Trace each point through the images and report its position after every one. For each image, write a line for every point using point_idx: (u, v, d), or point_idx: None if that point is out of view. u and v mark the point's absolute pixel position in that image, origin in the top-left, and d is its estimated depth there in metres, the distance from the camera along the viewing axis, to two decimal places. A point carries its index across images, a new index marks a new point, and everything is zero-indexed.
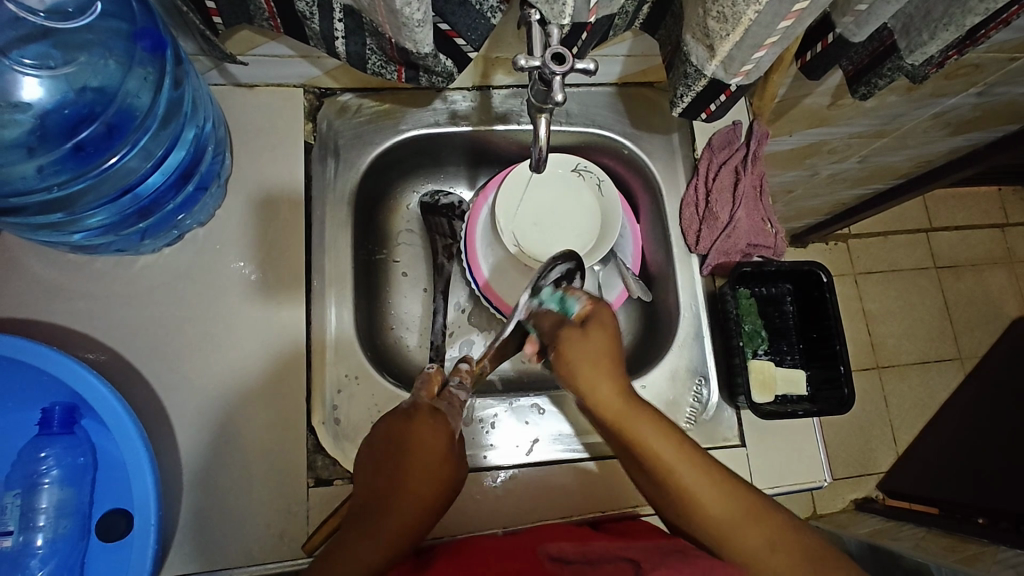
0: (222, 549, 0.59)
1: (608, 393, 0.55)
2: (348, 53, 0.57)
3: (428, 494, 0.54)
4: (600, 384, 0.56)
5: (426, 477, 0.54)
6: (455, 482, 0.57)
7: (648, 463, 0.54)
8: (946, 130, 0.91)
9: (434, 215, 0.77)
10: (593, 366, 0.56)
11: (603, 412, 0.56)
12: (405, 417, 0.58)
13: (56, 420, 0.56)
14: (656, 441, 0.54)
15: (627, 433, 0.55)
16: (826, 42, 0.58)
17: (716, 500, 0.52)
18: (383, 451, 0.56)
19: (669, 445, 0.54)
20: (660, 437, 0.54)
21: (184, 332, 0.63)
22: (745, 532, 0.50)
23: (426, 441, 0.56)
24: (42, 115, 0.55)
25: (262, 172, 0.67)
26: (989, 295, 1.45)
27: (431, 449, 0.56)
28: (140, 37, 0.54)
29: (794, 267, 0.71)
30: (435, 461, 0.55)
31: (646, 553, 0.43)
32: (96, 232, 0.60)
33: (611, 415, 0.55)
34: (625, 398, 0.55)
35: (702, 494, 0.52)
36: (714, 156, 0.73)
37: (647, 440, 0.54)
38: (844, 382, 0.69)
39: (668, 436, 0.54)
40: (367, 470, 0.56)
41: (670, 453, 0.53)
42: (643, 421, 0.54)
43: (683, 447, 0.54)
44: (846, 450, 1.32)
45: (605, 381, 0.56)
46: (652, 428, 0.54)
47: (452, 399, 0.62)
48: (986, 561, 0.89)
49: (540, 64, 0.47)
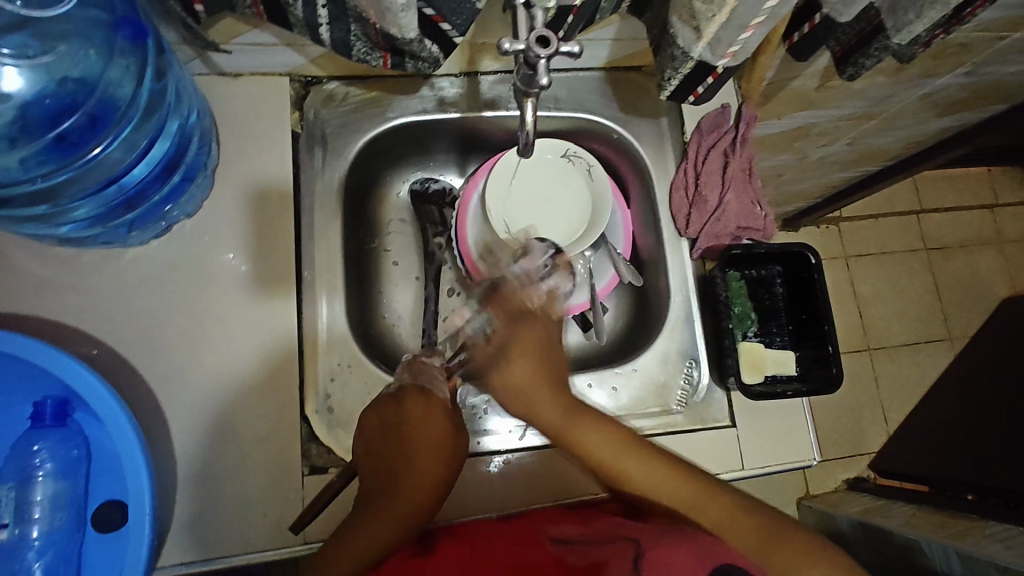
0: (218, 538, 0.59)
1: (548, 409, 0.57)
2: (333, 40, 0.57)
3: (434, 473, 0.56)
4: (536, 400, 0.57)
5: (427, 458, 0.57)
6: (459, 451, 0.59)
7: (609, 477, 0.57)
8: (935, 111, 0.91)
9: (424, 204, 0.78)
10: (529, 386, 0.57)
11: (550, 427, 0.57)
12: (392, 400, 0.61)
13: (49, 413, 0.54)
14: (604, 442, 0.56)
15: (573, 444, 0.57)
16: (813, 23, 0.59)
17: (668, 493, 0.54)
18: (387, 442, 0.58)
19: (612, 447, 0.56)
20: (602, 444, 0.56)
21: (175, 324, 0.62)
22: (704, 515, 0.52)
23: (425, 418, 0.59)
24: (23, 106, 0.55)
25: (250, 163, 0.67)
26: (978, 275, 1.47)
27: (433, 432, 0.58)
28: (119, 26, 0.54)
29: (783, 249, 0.72)
30: (437, 438, 0.58)
31: (642, 531, 0.51)
32: (83, 224, 0.59)
33: (552, 428, 0.57)
34: (567, 409, 0.57)
35: (650, 480, 0.55)
36: (703, 139, 0.73)
37: (597, 444, 0.56)
38: (833, 360, 0.70)
39: (609, 431, 0.57)
40: (371, 457, 0.58)
41: (619, 458, 0.55)
42: (580, 430, 0.56)
43: (627, 438, 0.56)
44: (838, 431, 1.35)
45: (541, 395, 0.57)
46: (596, 436, 0.56)
47: (433, 370, 0.64)
48: (974, 535, 0.91)
49: (525, 47, 0.46)
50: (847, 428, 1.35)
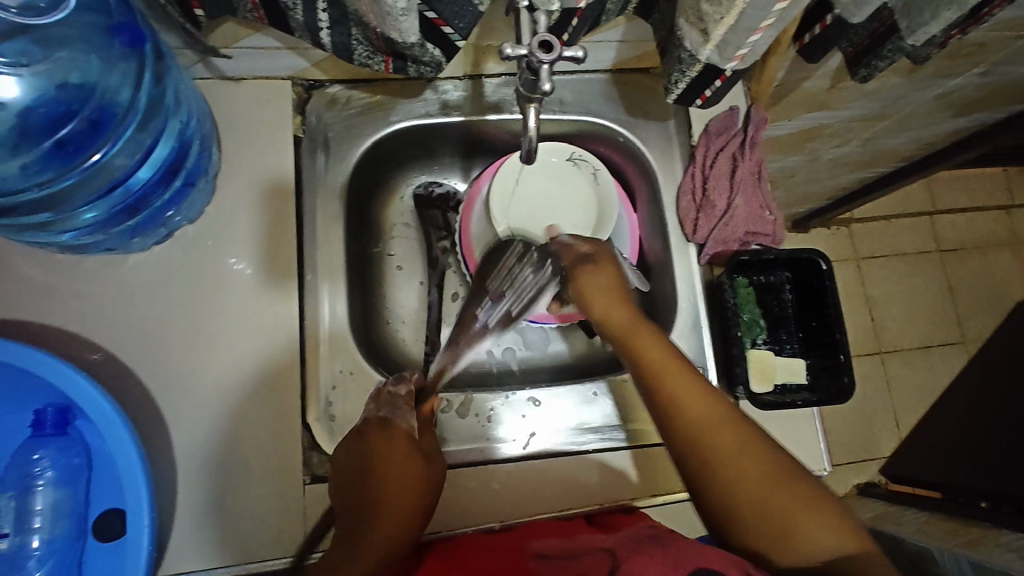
0: (217, 548, 0.59)
1: (618, 315, 0.56)
2: (334, 44, 0.56)
3: (408, 500, 0.55)
4: (613, 308, 0.56)
5: (402, 488, 0.55)
6: (434, 475, 0.57)
7: (674, 421, 0.51)
8: (950, 111, 0.89)
9: (429, 207, 0.77)
10: (609, 289, 0.57)
11: (614, 335, 0.56)
12: (359, 434, 0.58)
13: (49, 421, 0.55)
14: (663, 356, 0.53)
15: (642, 360, 0.53)
16: (824, 23, 0.58)
17: (701, 418, 0.50)
18: (356, 478, 0.56)
19: (686, 384, 0.52)
20: (667, 359, 0.53)
21: (175, 331, 0.62)
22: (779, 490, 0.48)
23: (391, 447, 0.57)
24: (22, 114, 0.55)
25: (251, 168, 0.66)
26: (994, 277, 1.44)
27: (404, 460, 0.56)
28: (116, 32, 0.53)
29: (793, 254, 0.70)
30: (405, 464, 0.56)
31: (622, 543, 0.47)
32: (86, 231, 0.59)
33: (619, 335, 0.55)
34: (637, 321, 0.55)
35: (716, 423, 0.50)
36: (711, 143, 0.72)
37: (654, 357, 0.53)
38: (844, 369, 0.68)
39: (668, 352, 0.54)
40: (343, 490, 0.56)
41: (692, 393, 0.51)
42: (649, 343, 0.54)
43: (683, 360, 0.53)
44: (848, 435, 1.33)
45: (616, 303, 0.56)
46: (664, 352, 0.53)
47: (398, 401, 0.61)
48: (988, 545, 0.89)
49: (527, 52, 0.46)
50: (858, 433, 1.33)
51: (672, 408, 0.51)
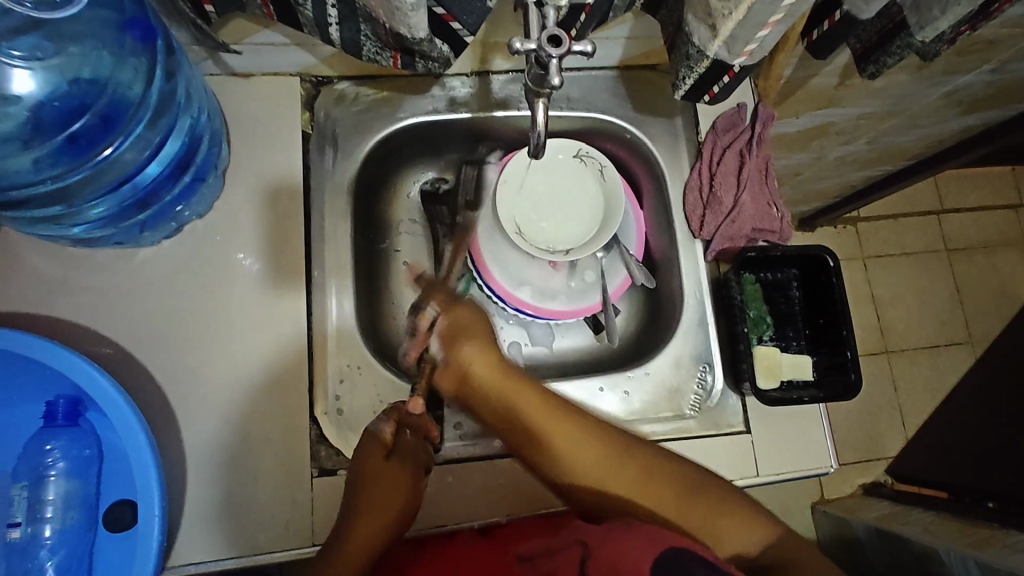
0: (226, 540, 0.59)
1: (478, 363, 0.56)
2: (343, 40, 0.56)
3: (394, 497, 0.57)
4: (474, 359, 0.57)
5: (386, 488, 0.57)
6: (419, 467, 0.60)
7: (545, 463, 0.56)
8: (958, 109, 0.89)
9: (435, 204, 0.77)
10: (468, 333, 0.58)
11: (476, 385, 0.58)
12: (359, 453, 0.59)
13: (61, 413, 0.55)
14: (531, 405, 0.56)
15: (506, 408, 0.56)
16: (833, 19, 0.57)
17: (590, 465, 0.54)
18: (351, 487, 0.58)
19: (561, 428, 0.55)
20: (530, 407, 0.55)
21: (185, 324, 0.63)
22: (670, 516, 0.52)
23: (375, 454, 0.58)
24: (36, 108, 0.55)
25: (260, 163, 0.67)
26: (1002, 276, 1.43)
27: (387, 464, 0.58)
28: (128, 27, 0.55)
29: (800, 252, 0.69)
30: (391, 466, 0.58)
31: (595, 533, 0.49)
32: (97, 225, 0.59)
33: (485, 388, 0.57)
34: (501, 369, 0.56)
35: (581, 461, 0.54)
36: (719, 139, 0.72)
37: (529, 412, 0.55)
38: (851, 366, 0.67)
39: (535, 395, 0.56)
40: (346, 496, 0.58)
41: (555, 434, 0.55)
42: (513, 389, 0.56)
43: (544, 402, 0.56)
44: (854, 435, 1.32)
45: (477, 352, 0.57)
46: (527, 398, 0.56)
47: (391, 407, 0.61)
48: (996, 545, 0.89)
49: (536, 46, 0.46)
50: (864, 432, 1.33)
51: (544, 455, 0.56)
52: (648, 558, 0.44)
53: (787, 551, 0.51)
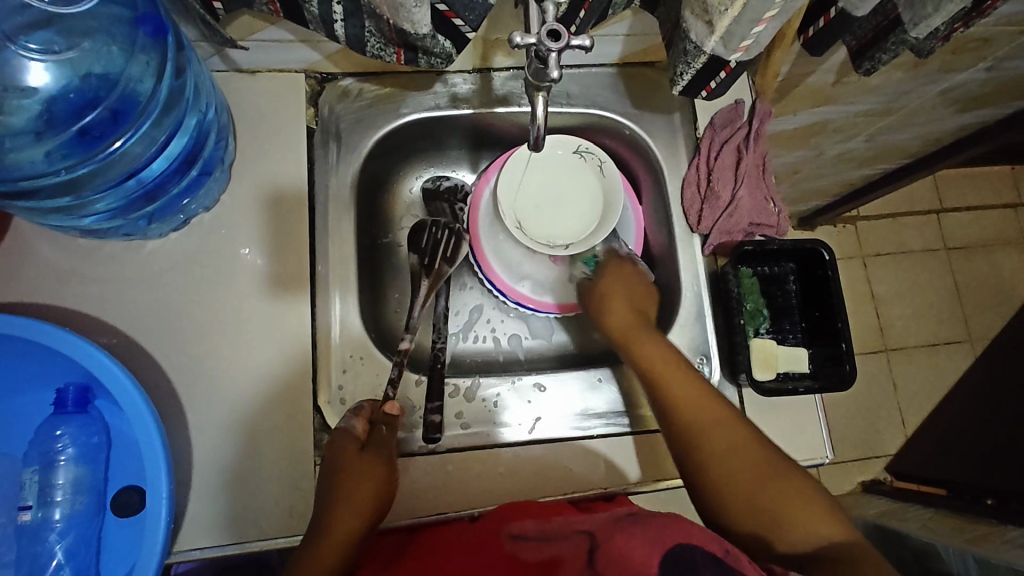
0: (231, 526, 0.61)
1: (620, 317, 0.67)
2: (348, 36, 0.58)
3: (366, 497, 0.58)
4: (614, 309, 0.68)
5: (359, 489, 0.58)
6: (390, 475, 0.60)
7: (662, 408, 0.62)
8: (954, 107, 0.90)
9: (435, 200, 0.78)
10: (616, 294, 0.69)
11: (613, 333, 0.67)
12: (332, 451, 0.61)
13: (70, 400, 0.56)
14: (663, 360, 0.64)
15: (633, 355, 0.65)
16: (829, 16, 0.59)
17: (699, 407, 0.61)
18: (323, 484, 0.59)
19: (688, 384, 0.62)
20: (667, 361, 0.64)
21: (192, 315, 0.64)
22: (774, 483, 0.58)
23: (353, 457, 0.59)
24: (49, 101, 0.56)
25: (266, 157, 0.68)
26: (1001, 275, 1.43)
27: (361, 466, 0.59)
28: (141, 23, 0.56)
29: (796, 246, 0.70)
30: (362, 466, 0.59)
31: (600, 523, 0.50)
32: (106, 216, 0.61)
33: (620, 335, 0.66)
34: (631, 326, 0.66)
35: (697, 413, 0.61)
36: (717, 135, 0.73)
37: (653, 359, 0.64)
38: (846, 358, 0.69)
39: (666, 352, 0.64)
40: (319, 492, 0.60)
41: (678, 387, 0.62)
42: (642, 340, 0.65)
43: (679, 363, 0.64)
44: (853, 432, 1.33)
45: (623, 309, 0.67)
46: (661, 354, 0.64)
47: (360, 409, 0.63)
48: (994, 540, 0.89)
49: (536, 41, 0.47)
50: (863, 429, 1.33)
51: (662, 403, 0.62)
52: (658, 553, 0.44)
53: (852, 546, 0.55)
